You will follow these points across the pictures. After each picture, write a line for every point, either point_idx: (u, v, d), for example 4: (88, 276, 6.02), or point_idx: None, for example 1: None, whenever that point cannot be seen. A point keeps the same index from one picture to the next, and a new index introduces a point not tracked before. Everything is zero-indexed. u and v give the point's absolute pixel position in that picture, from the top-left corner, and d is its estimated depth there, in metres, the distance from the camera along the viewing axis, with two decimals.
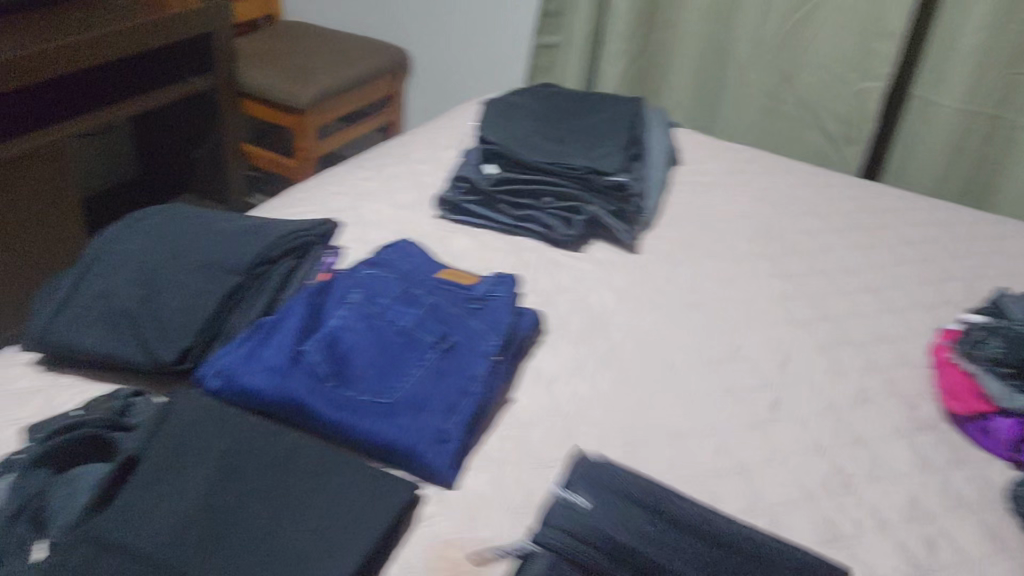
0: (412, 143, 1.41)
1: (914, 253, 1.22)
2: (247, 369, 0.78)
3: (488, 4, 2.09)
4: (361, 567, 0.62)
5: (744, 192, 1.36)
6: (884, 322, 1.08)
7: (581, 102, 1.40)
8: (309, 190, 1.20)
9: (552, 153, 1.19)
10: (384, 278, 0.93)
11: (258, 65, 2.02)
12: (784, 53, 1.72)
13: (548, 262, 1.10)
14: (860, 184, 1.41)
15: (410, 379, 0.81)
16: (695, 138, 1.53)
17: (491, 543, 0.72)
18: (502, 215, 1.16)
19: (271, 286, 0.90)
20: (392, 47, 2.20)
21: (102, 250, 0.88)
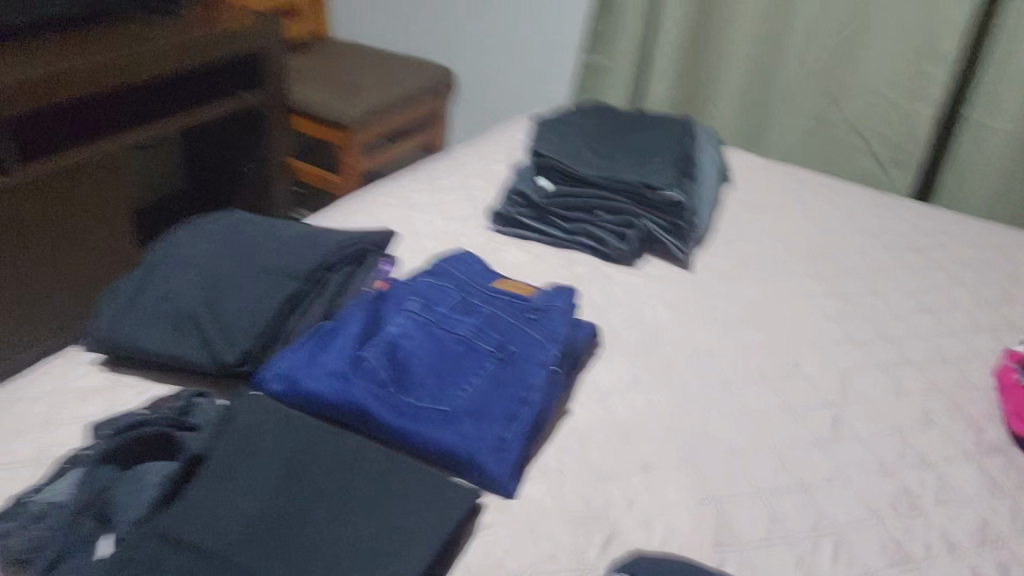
0: (465, 159, 1.45)
1: (971, 275, 1.24)
2: (309, 373, 0.82)
3: (545, 32, 2.31)
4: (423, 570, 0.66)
5: (797, 213, 1.38)
6: (945, 343, 1.08)
7: (632, 122, 1.51)
8: (364, 204, 1.26)
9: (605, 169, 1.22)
10: (441, 287, 0.97)
11: (310, 87, 2.34)
12: (833, 75, 1.87)
13: (602, 277, 1.13)
14: (915, 208, 1.44)
15: (465, 387, 0.84)
16: (744, 158, 1.59)
17: (553, 559, 0.73)
18: (555, 229, 1.19)
19: (331, 291, 0.97)
20: (438, 69, 2.49)
21: (172, 257, 0.95)
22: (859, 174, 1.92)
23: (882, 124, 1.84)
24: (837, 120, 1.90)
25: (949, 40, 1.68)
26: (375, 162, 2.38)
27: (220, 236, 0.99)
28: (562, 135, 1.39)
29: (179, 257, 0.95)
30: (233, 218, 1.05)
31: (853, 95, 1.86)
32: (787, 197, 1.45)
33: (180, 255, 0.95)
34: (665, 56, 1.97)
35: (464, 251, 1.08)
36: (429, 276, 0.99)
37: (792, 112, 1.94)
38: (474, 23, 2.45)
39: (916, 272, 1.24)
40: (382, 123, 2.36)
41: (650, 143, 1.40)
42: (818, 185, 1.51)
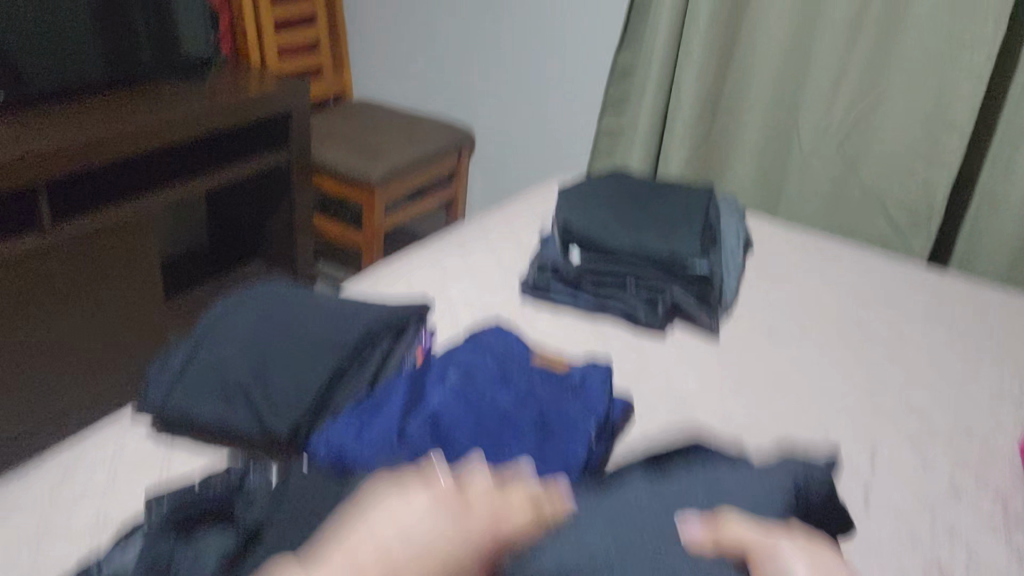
0: (494, 226, 1.49)
1: (994, 346, 1.26)
2: (358, 445, 0.85)
3: (567, 95, 2.37)
4: None
5: (819, 282, 1.42)
6: (971, 415, 1.10)
7: (655, 191, 1.55)
8: (398, 271, 1.29)
9: (635, 241, 1.29)
10: (480, 360, 1.00)
11: (335, 146, 2.39)
12: (849, 141, 1.91)
13: (633, 346, 1.16)
14: (935, 277, 1.47)
15: (507, 460, 0.86)
16: (765, 226, 1.63)
17: None
18: (586, 298, 1.23)
19: (373, 363, 0.99)
20: (459, 130, 2.56)
21: (221, 326, 0.99)
22: (876, 238, 1.96)
23: (896, 190, 1.88)
24: (854, 185, 1.94)
25: (961, 110, 1.73)
26: (397, 220, 2.42)
27: (266, 308, 1.02)
28: (588, 205, 1.43)
29: (228, 328, 0.98)
30: (278, 290, 1.09)
31: (868, 161, 1.91)
32: (808, 265, 1.48)
33: (230, 326, 0.99)
34: (684, 121, 2.02)
35: (498, 322, 1.11)
36: (470, 349, 1.03)
37: (809, 177, 1.99)
38: (494, 86, 2.51)
39: (938, 342, 1.26)
40: (407, 183, 2.43)
41: (674, 211, 1.44)
42: (838, 253, 1.54)
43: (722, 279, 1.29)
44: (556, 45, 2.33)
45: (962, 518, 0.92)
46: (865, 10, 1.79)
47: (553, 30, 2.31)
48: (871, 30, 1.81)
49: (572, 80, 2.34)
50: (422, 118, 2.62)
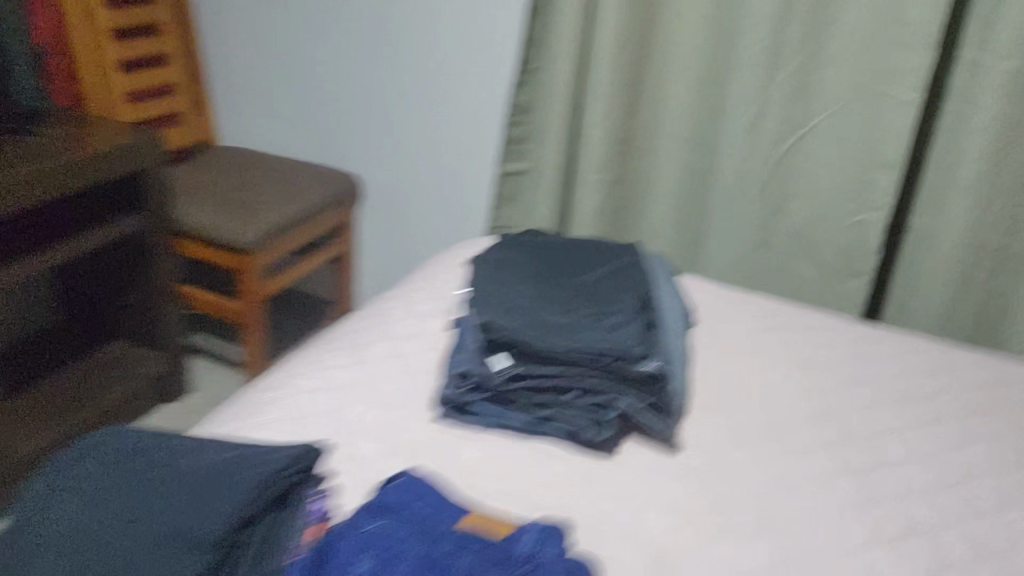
0: (394, 314, 1.24)
1: (981, 427, 1.13)
2: None
3: (462, 137, 2.14)
4: None
5: (776, 358, 1.24)
6: (982, 526, 0.95)
7: (578, 257, 1.34)
8: (280, 389, 1.03)
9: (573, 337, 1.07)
10: (397, 533, 0.76)
11: (199, 204, 2.08)
12: (775, 181, 1.76)
13: (581, 474, 0.94)
14: (895, 339, 1.34)
15: None
16: (701, 288, 1.45)
17: None
18: (519, 414, 1.00)
19: (258, 539, 0.77)
20: (343, 178, 2.30)
21: (43, 523, 0.75)
22: (807, 286, 1.81)
23: (827, 234, 1.74)
24: (781, 229, 1.79)
25: (892, 146, 1.61)
26: (278, 286, 2.13)
27: (94, 496, 0.77)
28: (508, 286, 1.20)
29: (43, 544, 0.72)
30: (101, 462, 0.82)
31: (795, 203, 1.76)
32: (760, 339, 1.30)
33: (45, 539, 0.73)
34: (595, 165, 1.83)
35: (412, 471, 0.87)
36: (384, 517, 0.78)
37: (733, 220, 1.82)
38: (381, 128, 2.26)
39: (923, 429, 1.11)
40: (285, 242, 2.13)
41: (608, 289, 1.22)
42: (785, 318, 1.37)
43: (677, 373, 1.08)
44: (448, 82, 2.10)
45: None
46: (784, 40, 1.64)
47: (443, 66, 2.09)
48: (791, 61, 1.66)
49: (468, 121, 2.12)
50: (302, 165, 2.34)
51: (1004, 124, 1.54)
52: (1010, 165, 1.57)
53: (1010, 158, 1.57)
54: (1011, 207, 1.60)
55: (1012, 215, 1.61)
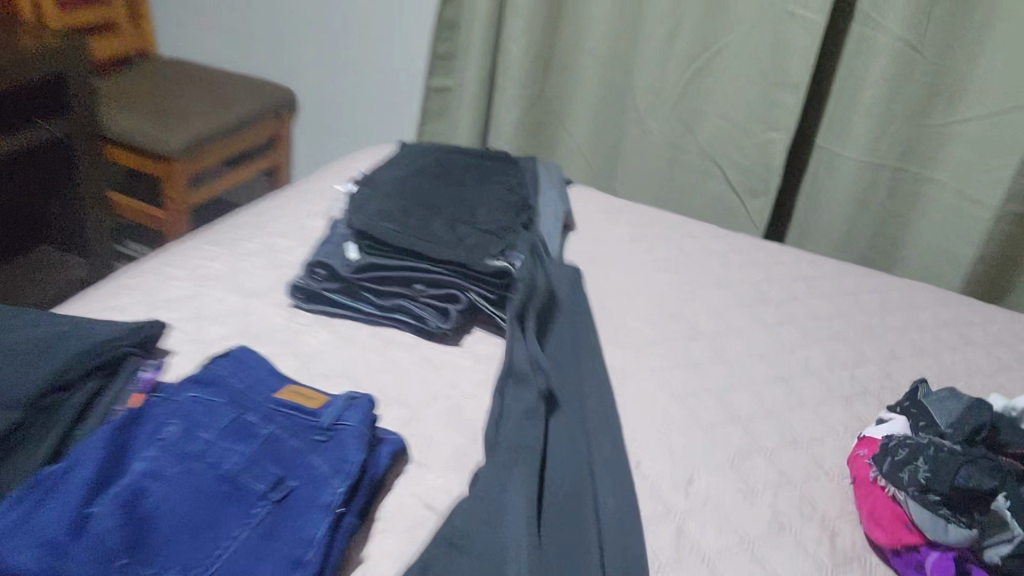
0: (274, 210, 1.27)
1: (821, 319, 1.19)
2: (13, 543, 0.63)
3: (392, 50, 2.15)
4: None
5: (646, 261, 1.30)
6: (798, 400, 1.02)
7: (473, 160, 1.38)
8: (141, 275, 1.06)
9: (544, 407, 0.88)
10: (211, 403, 0.80)
11: (123, 110, 2.07)
12: (686, 102, 1.78)
13: (419, 359, 0.98)
14: (767, 246, 1.39)
15: (222, 546, 0.67)
16: (591, 198, 1.49)
17: None
18: (366, 304, 1.04)
19: (68, 413, 0.77)
20: (276, 90, 2.29)
21: None
22: (715, 202, 1.84)
23: (736, 154, 1.76)
24: (690, 148, 1.82)
25: (797, 65, 1.61)
26: (204, 195, 2.15)
27: None
28: (387, 182, 1.23)
29: None
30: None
31: (704, 122, 1.78)
32: (635, 244, 1.34)
33: None
34: (512, 81, 1.84)
35: (245, 347, 0.90)
36: (198, 389, 0.82)
37: (645, 139, 1.84)
38: (314, 40, 2.26)
39: (772, 324, 1.17)
40: (213, 152, 2.14)
41: (485, 194, 1.26)
42: (665, 227, 1.41)
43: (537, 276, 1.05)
44: None
45: (800, 555, 0.79)
46: None
47: None
48: None
49: (400, 34, 2.12)
50: (235, 76, 2.34)
51: (904, 51, 1.56)
52: (909, 92, 1.61)
53: (913, 80, 1.60)
54: (914, 126, 1.64)
55: (911, 135, 1.65)
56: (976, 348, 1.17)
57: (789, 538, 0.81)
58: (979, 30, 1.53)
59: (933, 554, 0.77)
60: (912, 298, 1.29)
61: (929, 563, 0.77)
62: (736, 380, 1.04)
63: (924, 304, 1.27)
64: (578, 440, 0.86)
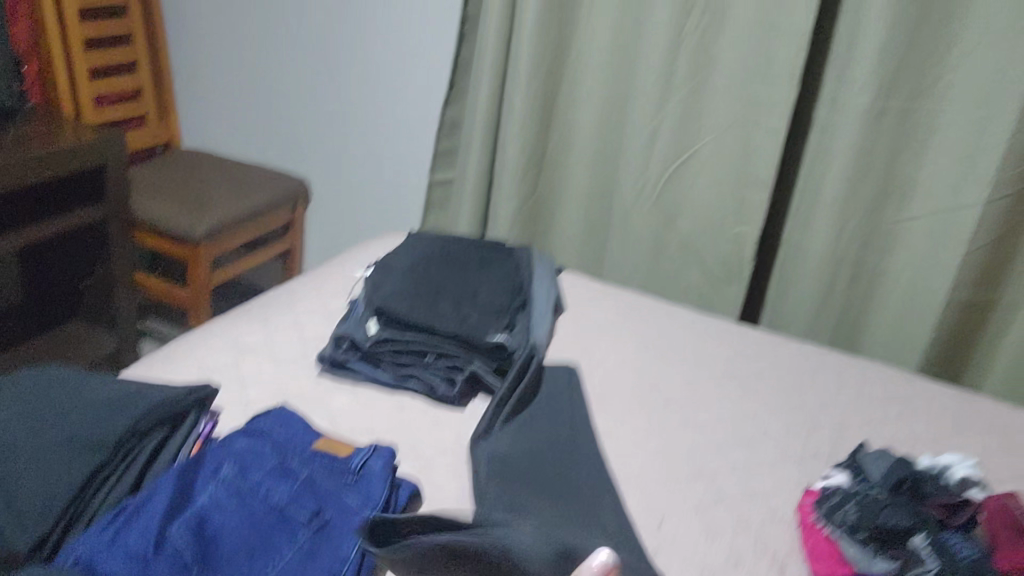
0: (300, 290, 1.45)
1: (781, 391, 1.35)
2: (108, 555, 0.79)
3: (400, 146, 2.36)
4: None
5: (630, 339, 1.46)
6: (759, 460, 1.17)
7: (476, 246, 1.56)
8: (190, 344, 1.22)
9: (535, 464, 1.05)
10: (259, 448, 0.95)
11: (152, 198, 2.26)
12: (666, 197, 1.98)
13: (431, 420, 1.14)
14: (737, 326, 1.56)
15: (274, 562, 0.82)
16: (580, 282, 1.67)
17: None
18: (384, 371, 1.20)
19: (139, 462, 0.93)
20: (292, 180, 2.50)
21: None
22: (693, 288, 2.02)
23: (711, 245, 1.95)
24: (670, 238, 2.01)
25: (763, 167, 1.82)
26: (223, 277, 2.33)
27: (21, 406, 0.94)
28: (401, 267, 1.41)
29: None
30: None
31: (682, 215, 1.98)
32: (619, 324, 1.51)
33: None
34: (510, 176, 2.05)
35: (285, 406, 1.06)
36: (246, 437, 0.97)
37: (630, 230, 2.04)
38: (328, 136, 2.47)
39: (738, 394, 1.33)
40: (235, 237, 2.33)
41: (487, 278, 1.43)
42: (646, 309, 1.58)
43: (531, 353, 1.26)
44: (388, 95, 2.31)
45: None
46: (675, 74, 1.86)
47: (383, 85, 2.31)
48: (681, 91, 1.86)
49: (408, 132, 2.33)
50: (254, 168, 2.54)
51: (858, 156, 1.76)
52: (865, 193, 1.80)
53: (868, 181, 1.79)
54: (870, 223, 1.83)
55: (868, 230, 1.84)
56: (919, 417, 1.33)
57: (744, 572, 0.96)
58: (922, 138, 1.74)
59: None
60: (863, 373, 1.45)
61: None
62: (705, 442, 1.20)
63: (875, 380, 1.43)
64: (568, 492, 1.01)
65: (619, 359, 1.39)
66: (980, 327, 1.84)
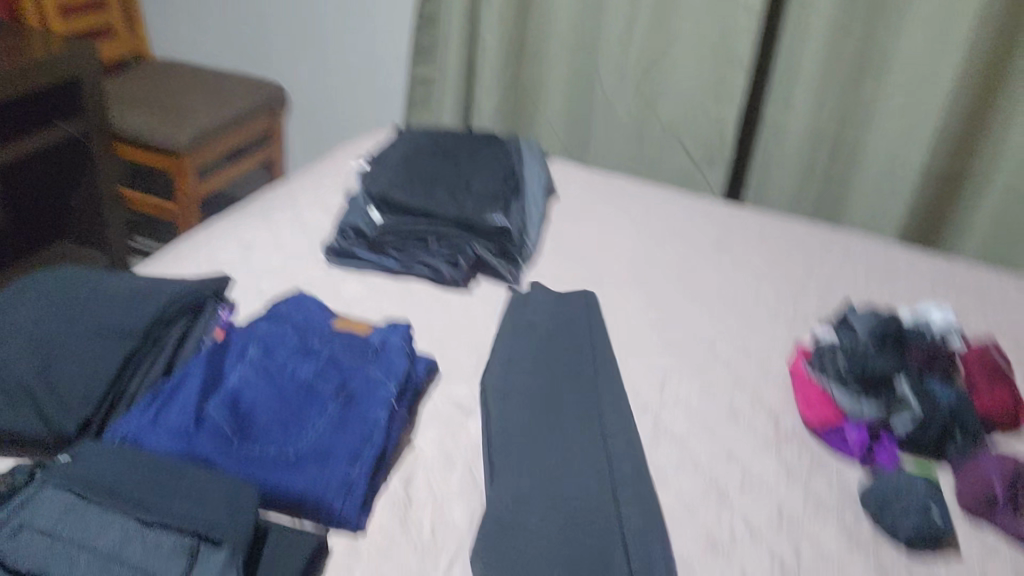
0: (297, 187, 1.47)
1: (769, 261, 1.41)
2: (152, 433, 0.84)
3: (377, 44, 2.34)
4: None
5: (622, 219, 1.51)
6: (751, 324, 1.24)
7: (466, 137, 1.59)
8: (197, 242, 1.25)
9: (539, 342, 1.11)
10: (281, 331, 1.00)
11: (131, 109, 2.24)
12: (648, 83, 1.99)
13: (438, 302, 1.19)
14: (724, 204, 1.61)
15: (309, 431, 0.87)
16: (569, 169, 1.70)
17: (446, 508, 0.86)
18: (390, 258, 1.25)
19: (167, 348, 0.98)
20: (269, 85, 2.47)
21: (6, 311, 0.94)
22: (678, 172, 2.06)
23: (694, 128, 1.98)
24: (653, 124, 2.04)
25: (742, 46, 1.83)
26: (210, 187, 2.33)
27: (48, 297, 0.97)
28: (398, 158, 1.43)
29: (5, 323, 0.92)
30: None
31: (664, 100, 2.00)
32: (610, 206, 1.55)
33: (6, 321, 0.93)
34: (491, 69, 2.04)
35: (301, 293, 1.11)
36: (268, 321, 1.02)
37: (614, 118, 2.06)
38: (302, 37, 2.44)
39: (729, 266, 1.39)
40: (219, 145, 2.32)
41: (481, 166, 1.46)
42: (635, 191, 1.62)
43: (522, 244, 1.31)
44: None
45: (750, 432, 1.02)
46: None
47: None
48: None
49: (383, 29, 2.31)
50: (230, 74, 2.51)
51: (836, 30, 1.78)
52: (843, 68, 1.83)
53: (845, 55, 1.81)
54: (849, 98, 1.86)
55: (847, 104, 1.87)
56: (901, 280, 1.39)
57: (741, 422, 1.03)
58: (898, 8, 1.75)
59: (856, 427, 1.00)
60: (846, 240, 1.51)
61: (851, 433, 0.99)
62: (699, 310, 1.26)
63: (857, 246, 1.50)
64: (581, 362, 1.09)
65: (612, 239, 1.43)
66: (956, 195, 1.89)
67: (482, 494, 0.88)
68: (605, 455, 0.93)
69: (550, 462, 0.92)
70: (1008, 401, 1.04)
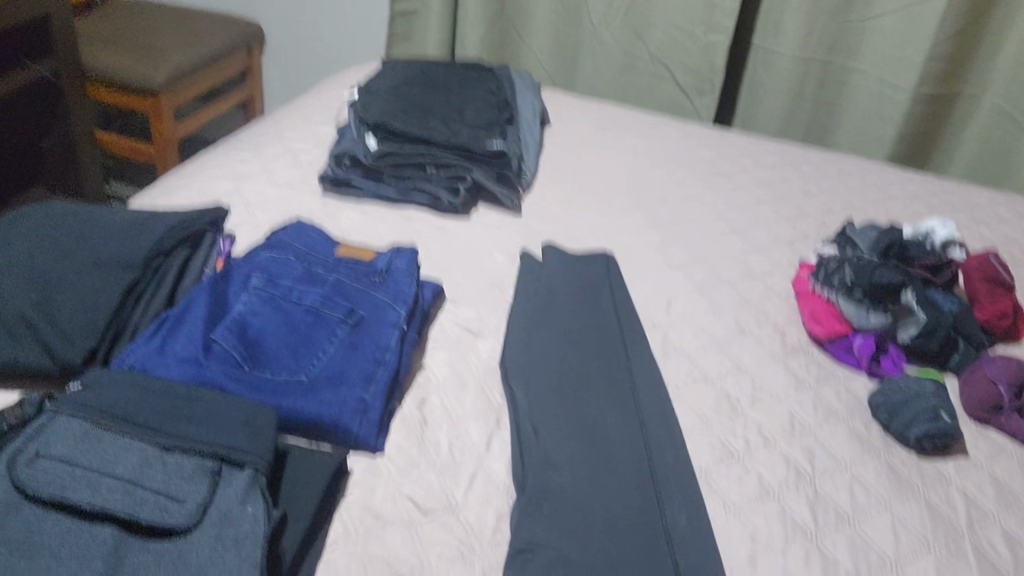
0: (285, 119, 1.44)
1: (766, 184, 1.41)
2: (159, 361, 0.82)
3: None
4: (319, 510, 0.73)
5: (617, 145, 1.49)
6: (752, 244, 1.24)
7: (455, 65, 1.56)
8: (188, 174, 1.22)
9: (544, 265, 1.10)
10: (283, 259, 0.98)
11: (102, 48, 2.17)
12: (635, 10, 1.96)
13: (438, 229, 1.18)
14: (717, 128, 1.60)
15: (320, 356, 0.86)
16: (560, 97, 1.68)
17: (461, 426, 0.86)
18: (387, 186, 1.23)
19: (169, 277, 0.96)
20: (244, 22, 2.40)
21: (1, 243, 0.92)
22: (666, 101, 2.04)
23: (682, 56, 1.95)
24: (641, 52, 2.01)
25: None
26: (188, 128, 2.27)
27: (42, 229, 0.94)
28: (387, 87, 1.40)
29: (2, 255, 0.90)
30: None
31: (652, 28, 1.96)
32: (604, 133, 1.53)
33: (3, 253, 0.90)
34: None
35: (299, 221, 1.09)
36: (268, 250, 1.00)
37: (601, 47, 2.02)
38: None
39: (727, 189, 1.38)
40: (196, 84, 2.26)
41: (472, 93, 1.44)
42: (628, 118, 1.61)
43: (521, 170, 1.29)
44: None
45: (758, 346, 1.02)
46: None
47: None
48: None
49: None
50: (203, 12, 2.43)
51: None
52: None
53: None
54: (839, 21, 1.82)
55: (838, 27, 1.83)
56: (897, 199, 1.39)
57: (748, 338, 1.04)
58: None
59: (861, 338, 1.01)
60: (840, 162, 1.51)
61: (857, 344, 1.00)
62: (700, 232, 1.25)
63: (852, 167, 1.49)
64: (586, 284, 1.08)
65: (608, 164, 1.42)
66: (945, 116, 1.89)
67: (497, 412, 0.88)
68: (617, 372, 0.93)
69: (563, 379, 0.91)
70: (1009, 311, 1.04)
